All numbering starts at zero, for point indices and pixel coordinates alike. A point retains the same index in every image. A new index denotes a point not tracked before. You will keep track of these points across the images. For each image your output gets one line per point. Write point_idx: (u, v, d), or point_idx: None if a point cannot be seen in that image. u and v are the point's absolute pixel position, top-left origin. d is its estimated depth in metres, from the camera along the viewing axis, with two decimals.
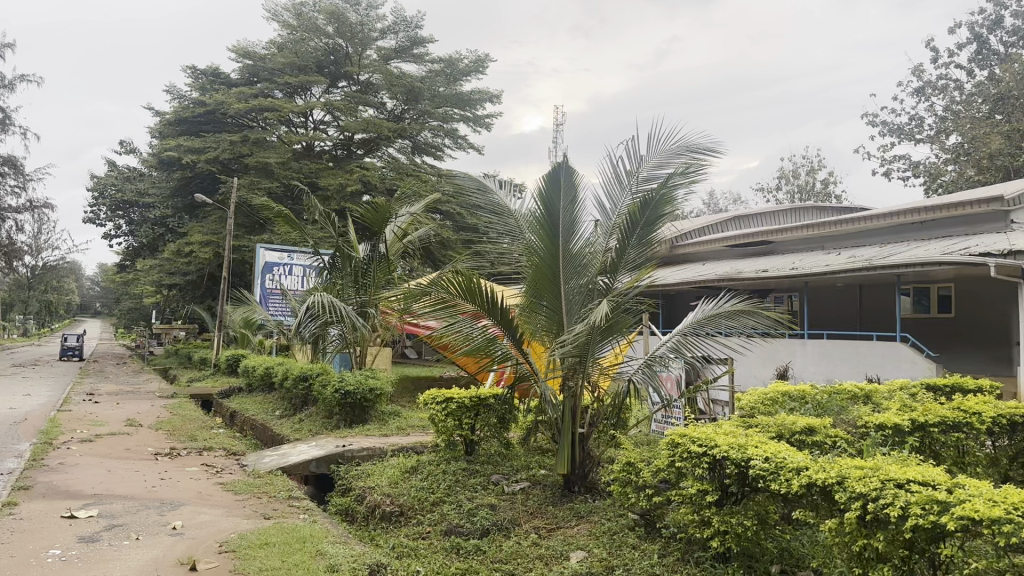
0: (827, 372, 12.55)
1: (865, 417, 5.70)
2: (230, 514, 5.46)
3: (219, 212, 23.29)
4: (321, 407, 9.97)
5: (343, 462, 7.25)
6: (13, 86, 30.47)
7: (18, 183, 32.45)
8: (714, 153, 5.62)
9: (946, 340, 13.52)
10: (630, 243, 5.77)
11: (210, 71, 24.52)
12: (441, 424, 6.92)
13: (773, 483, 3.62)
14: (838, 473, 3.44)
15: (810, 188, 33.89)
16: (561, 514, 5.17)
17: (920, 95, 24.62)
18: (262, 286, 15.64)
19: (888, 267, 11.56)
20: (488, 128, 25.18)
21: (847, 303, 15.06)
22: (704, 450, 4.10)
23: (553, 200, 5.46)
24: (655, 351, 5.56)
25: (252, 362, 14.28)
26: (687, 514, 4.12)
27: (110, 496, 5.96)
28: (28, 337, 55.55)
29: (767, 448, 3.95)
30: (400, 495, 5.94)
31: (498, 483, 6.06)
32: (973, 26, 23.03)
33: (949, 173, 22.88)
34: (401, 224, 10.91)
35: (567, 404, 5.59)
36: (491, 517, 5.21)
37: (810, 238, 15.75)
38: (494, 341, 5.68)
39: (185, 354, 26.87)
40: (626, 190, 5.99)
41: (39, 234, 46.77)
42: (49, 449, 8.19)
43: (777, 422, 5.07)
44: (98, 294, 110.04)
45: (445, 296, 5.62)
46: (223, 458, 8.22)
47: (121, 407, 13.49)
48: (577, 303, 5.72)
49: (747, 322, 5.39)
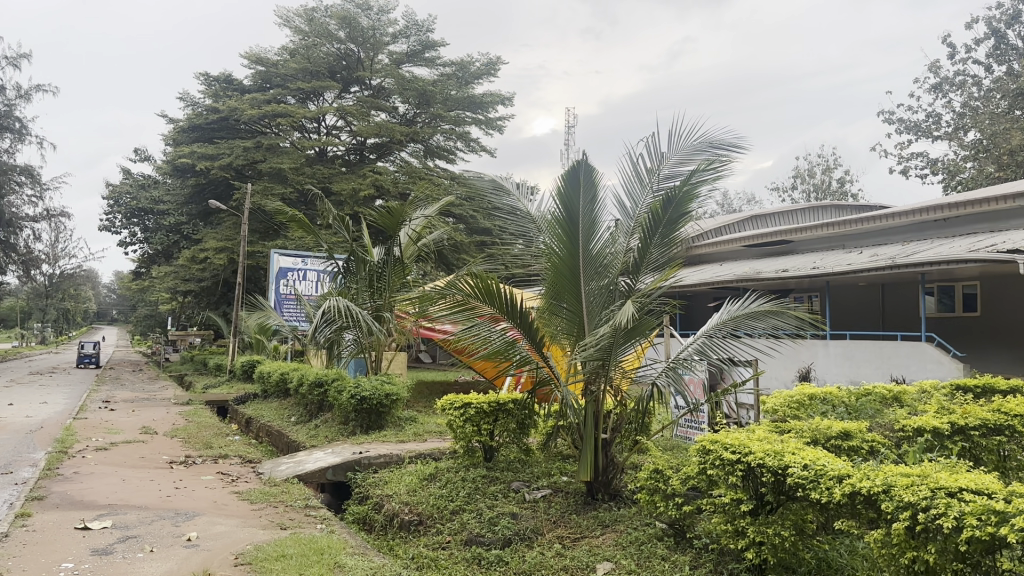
0: (851, 373, 12.31)
1: (900, 421, 5.52)
2: (246, 525, 5.33)
3: (233, 218, 23.29)
4: (337, 413, 9.84)
5: (360, 469, 7.09)
6: (29, 95, 30.72)
7: (35, 193, 32.74)
8: (738, 148, 5.45)
9: (972, 340, 13.25)
10: (652, 242, 5.62)
11: (223, 77, 24.55)
12: (459, 429, 6.75)
13: (812, 492, 3.46)
14: (884, 481, 3.26)
15: (826, 187, 33.55)
16: (585, 523, 5.00)
17: (937, 92, 24.28)
18: (277, 291, 15.57)
19: (912, 266, 11.30)
20: (501, 130, 25.06)
21: (869, 302, 14.78)
22: (738, 457, 3.94)
23: (572, 199, 5.27)
24: (679, 354, 5.35)
25: (267, 368, 14.20)
26: (719, 525, 3.93)
27: (124, 507, 5.86)
28: (46, 345, 56.06)
29: (805, 454, 3.78)
30: (419, 503, 5.78)
31: (519, 490, 5.89)
32: (990, 20, 22.71)
33: (968, 170, 22.54)
34: (415, 227, 10.73)
35: (590, 409, 5.42)
36: (513, 526, 5.05)
37: (829, 237, 15.49)
38: (514, 344, 5.51)
39: (200, 360, 26.87)
40: (647, 189, 5.82)
41: (57, 242, 47.15)
42: (64, 457, 8.12)
43: (812, 427, 4.90)
44: (116, 302, 110.95)
45: (463, 297, 5.47)
46: (239, 466, 8.11)
47: (137, 414, 13.45)
48: (599, 305, 5.55)
49: (772, 323, 5.22)
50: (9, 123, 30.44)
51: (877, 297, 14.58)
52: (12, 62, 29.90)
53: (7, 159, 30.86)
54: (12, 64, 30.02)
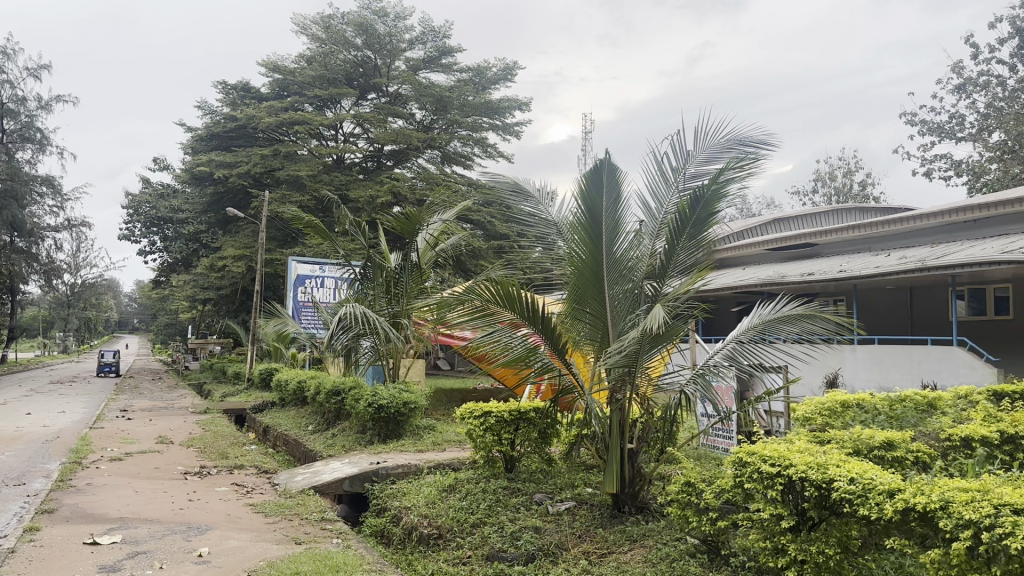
0: (881, 379, 11.96)
1: (943, 430, 5.26)
2: (260, 539, 5.16)
3: (251, 226, 23.26)
4: (355, 422, 9.67)
5: (378, 479, 6.90)
6: (49, 106, 31.02)
7: (56, 203, 33.04)
8: (768, 145, 5.20)
9: (1004, 343, 12.89)
10: (679, 244, 5.37)
11: (241, 85, 24.60)
12: (480, 439, 6.54)
13: (861, 508, 3.21)
14: (941, 497, 3.00)
15: (848, 191, 33.09)
16: (612, 537, 4.78)
17: (962, 92, 23.81)
18: (295, 299, 15.48)
19: (942, 269, 10.94)
20: (518, 136, 24.92)
21: (898, 306, 14.41)
22: (779, 469, 3.69)
23: (594, 199, 5.06)
24: (708, 361, 5.11)
25: (285, 377, 14.04)
26: (756, 542, 3.70)
27: (136, 520, 5.71)
28: (67, 355, 56.67)
29: (852, 467, 3.52)
30: (438, 516, 5.58)
31: (542, 502, 5.65)
32: (1014, 19, 22.23)
33: (993, 171, 22.05)
34: (432, 232, 10.57)
35: (614, 418, 5.20)
36: (536, 540, 4.83)
37: (855, 241, 15.16)
38: (536, 351, 5.30)
39: (219, 368, 26.84)
40: (672, 188, 5.62)
41: (79, 252, 47.59)
42: (78, 468, 8.01)
43: (852, 437, 4.65)
44: (138, 311, 112.05)
45: (483, 304, 5.26)
46: (255, 477, 7.96)
47: (153, 424, 13.34)
48: (623, 310, 5.33)
49: (803, 326, 4.98)
50: (30, 133, 30.72)
51: (906, 301, 14.23)
52: (33, 73, 30.22)
53: (29, 170, 31.17)
54: (33, 75, 30.35)
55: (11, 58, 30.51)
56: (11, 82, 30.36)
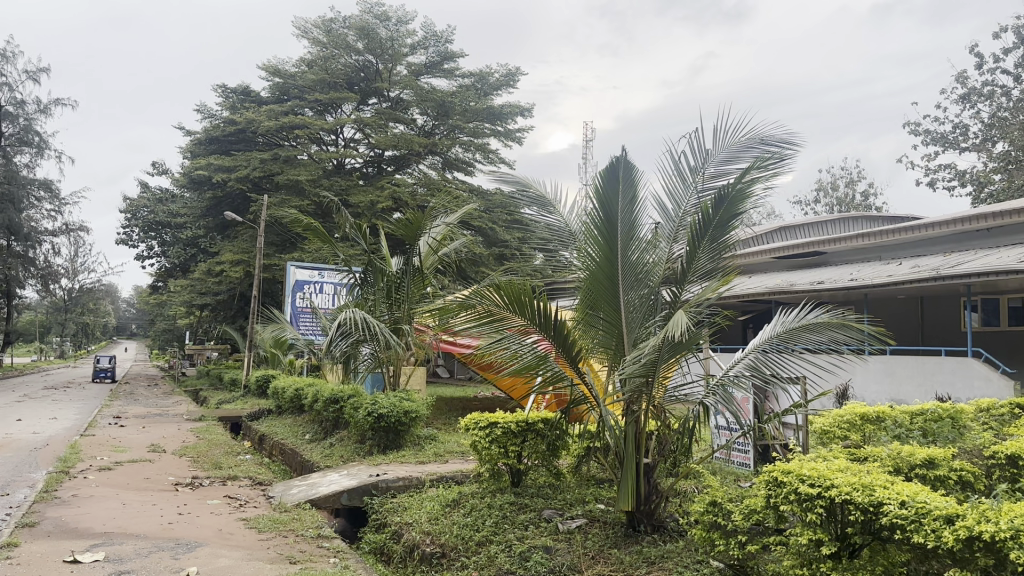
0: (893, 391, 11.65)
1: (986, 449, 4.99)
2: (251, 558, 4.84)
3: (250, 230, 22.93)
4: (354, 431, 9.34)
5: (377, 493, 6.60)
6: (48, 109, 30.81)
7: (54, 207, 32.74)
8: (794, 143, 4.88)
9: (1018, 354, 12.60)
10: (700, 247, 5.06)
11: (241, 89, 24.38)
12: (484, 450, 6.21)
13: (915, 535, 2.90)
14: (1011, 526, 2.70)
15: (849, 201, 32.92)
16: (628, 558, 4.44)
17: (965, 102, 23.62)
18: (294, 304, 15.09)
19: (957, 278, 10.62)
20: (519, 143, 24.67)
21: (908, 315, 14.13)
22: (819, 490, 3.35)
23: (610, 199, 4.74)
24: (727, 371, 4.76)
25: (281, 384, 13.70)
26: (791, 567, 3.38)
27: (121, 535, 5.40)
28: (64, 360, 56.43)
29: (900, 488, 3.22)
30: (442, 533, 5.27)
31: (551, 519, 5.32)
32: (1018, 29, 22.04)
33: (998, 181, 21.80)
34: (436, 236, 10.26)
35: (630, 429, 4.87)
36: (546, 561, 4.50)
37: (864, 249, 14.90)
38: (547, 358, 4.98)
39: (216, 375, 26.45)
40: (691, 190, 5.32)
41: (77, 257, 47.25)
42: (65, 478, 7.67)
43: (891, 455, 4.42)
44: (136, 316, 111.71)
45: (491, 308, 4.95)
46: (249, 489, 7.62)
47: (146, 432, 12.97)
48: (639, 316, 5.02)
49: (832, 335, 4.63)
50: (28, 136, 30.43)
51: (916, 310, 13.95)
52: (33, 76, 30.02)
53: (27, 174, 30.91)
54: (32, 79, 30.15)
55: (10, 61, 30.28)
56: (10, 86, 30.16)
